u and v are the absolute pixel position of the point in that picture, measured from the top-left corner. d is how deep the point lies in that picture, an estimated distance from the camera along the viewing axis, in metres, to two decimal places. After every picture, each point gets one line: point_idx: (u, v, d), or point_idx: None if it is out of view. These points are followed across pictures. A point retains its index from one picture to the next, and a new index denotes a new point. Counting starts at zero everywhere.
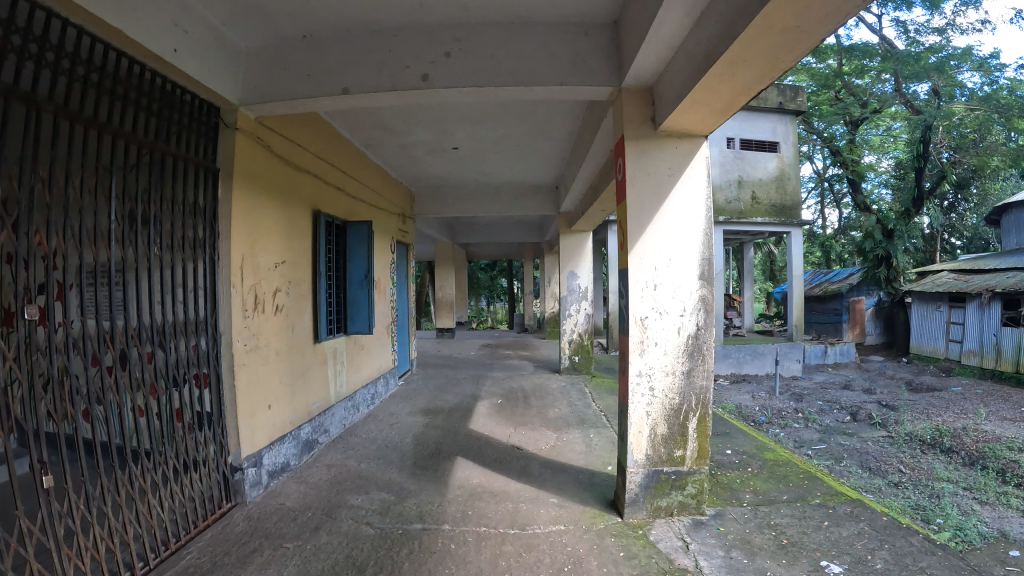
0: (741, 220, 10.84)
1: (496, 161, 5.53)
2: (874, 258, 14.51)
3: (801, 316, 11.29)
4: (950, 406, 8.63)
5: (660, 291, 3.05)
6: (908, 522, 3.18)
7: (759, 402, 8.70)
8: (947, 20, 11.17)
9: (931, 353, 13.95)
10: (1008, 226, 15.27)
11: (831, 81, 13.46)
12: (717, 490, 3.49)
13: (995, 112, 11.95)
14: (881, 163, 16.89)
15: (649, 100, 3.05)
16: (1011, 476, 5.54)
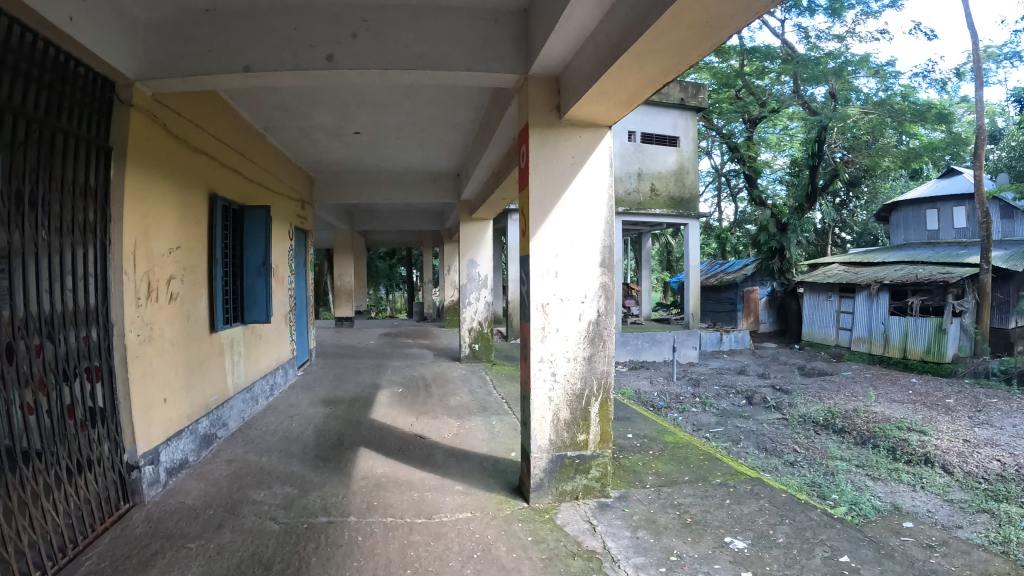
0: (639, 211, 11.02)
1: (402, 147, 5.45)
2: (768, 250, 15.21)
3: (698, 305, 11.66)
4: (841, 390, 9.12)
5: (561, 277, 3.10)
6: (803, 497, 3.36)
7: (657, 387, 8.97)
8: (847, 28, 11.81)
9: (822, 340, 14.73)
10: (896, 223, 16.30)
11: (733, 81, 13.87)
12: (619, 473, 3.57)
13: (888, 116, 12.73)
14: (777, 160, 18.00)
15: (554, 90, 3.07)
16: (902, 454, 5.96)
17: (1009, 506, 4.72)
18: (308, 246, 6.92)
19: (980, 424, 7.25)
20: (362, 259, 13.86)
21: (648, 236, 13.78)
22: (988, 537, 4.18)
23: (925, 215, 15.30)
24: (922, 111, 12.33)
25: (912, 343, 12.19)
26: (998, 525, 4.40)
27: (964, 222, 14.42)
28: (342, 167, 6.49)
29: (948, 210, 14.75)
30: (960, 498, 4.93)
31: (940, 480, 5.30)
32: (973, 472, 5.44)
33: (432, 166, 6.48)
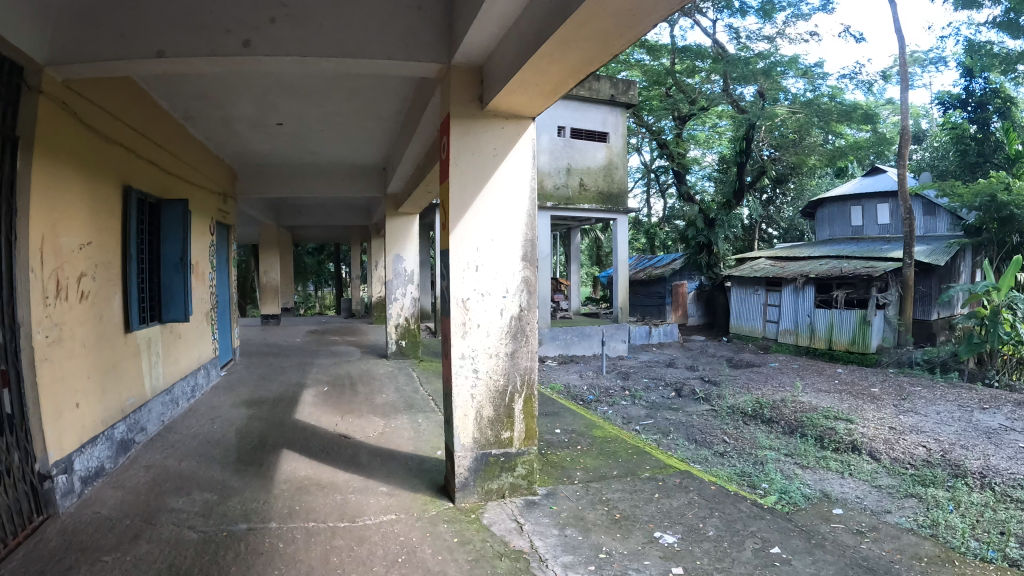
0: (568, 206, 11.10)
1: (328, 139, 5.30)
2: (696, 245, 15.53)
3: (627, 300, 11.79)
4: (768, 380, 9.37)
5: (482, 272, 3.04)
6: (734, 489, 3.39)
7: (587, 381, 9.02)
8: (777, 30, 12.10)
9: (749, 332, 15.14)
10: (822, 219, 16.82)
11: (663, 78, 13.91)
12: (548, 470, 3.54)
13: (816, 117, 12.95)
14: (706, 156, 18.29)
15: (477, 80, 3.01)
16: (829, 442, 6.14)
17: (934, 491, 4.91)
18: (230, 241, 6.68)
19: (904, 412, 7.53)
20: (288, 255, 13.53)
21: (577, 231, 13.85)
22: (916, 521, 4.32)
23: (850, 211, 15.85)
24: (849, 111, 12.60)
25: (837, 335, 12.64)
26: (924, 510, 4.56)
27: (887, 218, 14.96)
28: (265, 159, 6.28)
29: (872, 206, 15.31)
30: (887, 484, 5.10)
31: (868, 467, 5.47)
32: (899, 458, 5.64)
33: (360, 160, 6.33)
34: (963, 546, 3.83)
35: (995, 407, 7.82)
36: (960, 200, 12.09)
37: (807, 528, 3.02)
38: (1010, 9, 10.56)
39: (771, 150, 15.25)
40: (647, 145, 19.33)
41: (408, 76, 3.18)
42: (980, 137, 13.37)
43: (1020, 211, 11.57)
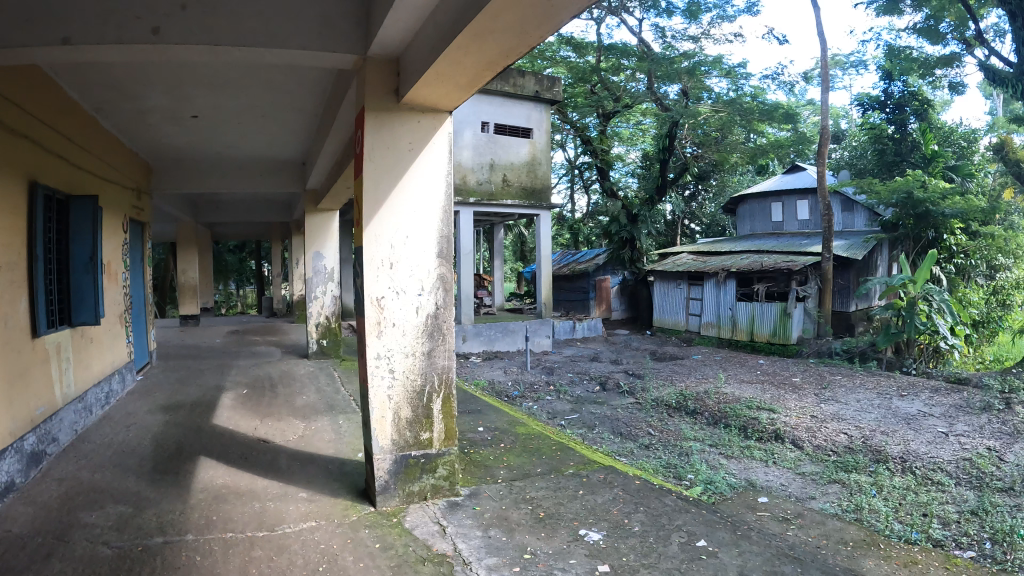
0: (491, 201, 11.02)
1: (246, 133, 5.16)
2: (619, 241, 15.75)
3: (549, 295, 11.83)
4: (691, 372, 9.57)
5: (397, 270, 3.06)
6: (659, 483, 3.55)
7: (511, 377, 9.01)
8: (702, 30, 12.37)
9: (673, 326, 15.37)
10: (743, 215, 17.30)
11: (589, 75, 13.99)
12: (470, 470, 3.58)
13: (737, 115, 13.47)
14: (629, 154, 18.88)
15: (394, 72, 2.99)
16: (753, 431, 6.30)
17: (857, 476, 5.09)
18: (145, 240, 6.42)
19: (825, 400, 7.79)
20: (208, 253, 13.10)
21: (500, 227, 13.86)
22: (840, 506, 4.45)
23: (771, 207, 16.35)
24: (770, 111, 13.28)
25: (758, 327, 13.02)
26: (847, 494, 4.71)
27: (806, 214, 15.62)
28: (180, 153, 6.04)
29: (793, 203, 15.86)
30: (810, 470, 5.27)
31: (792, 455, 5.64)
32: (821, 445, 5.83)
33: (280, 155, 6.18)
34: (887, 529, 3.99)
35: (913, 394, 8.17)
36: (877, 196, 12.71)
37: (730, 519, 3.14)
38: (928, 16, 11.04)
39: (693, 148, 15.57)
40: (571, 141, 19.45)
41: (325, 67, 3.11)
42: (897, 137, 14.01)
43: (934, 207, 12.19)
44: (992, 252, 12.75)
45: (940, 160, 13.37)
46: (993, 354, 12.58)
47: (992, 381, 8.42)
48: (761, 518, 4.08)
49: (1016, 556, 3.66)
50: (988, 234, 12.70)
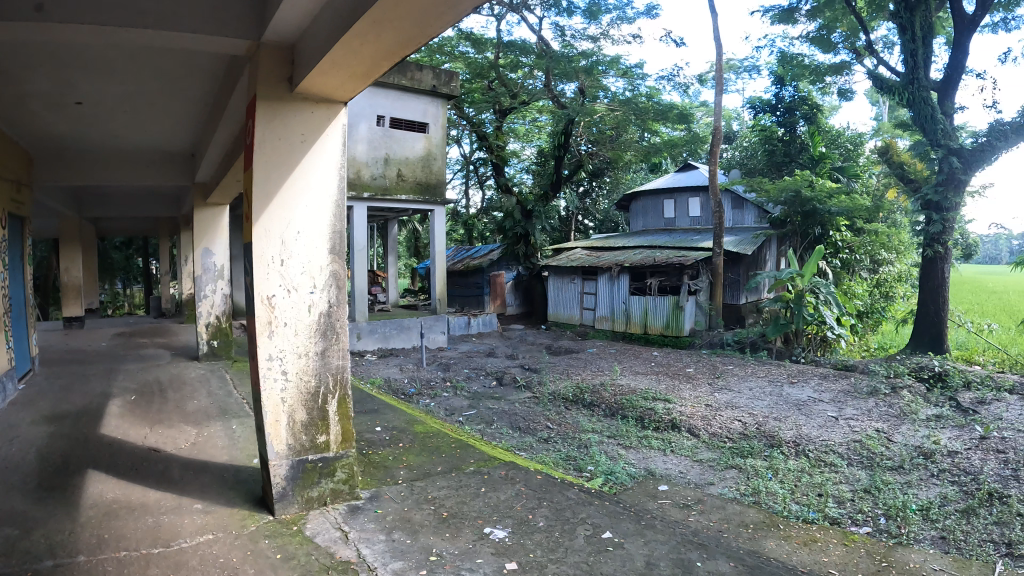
0: (386, 197, 10.43)
1: (135, 122, 4.92)
2: (513, 237, 16.03)
3: (444, 290, 11.50)
4: (588, 366, 9.72)
5: (288, 267, 3.14)
6: (559, 476, 4.10)
7: (408, 374, 8.84)
8: (602, 31, 12.58)
9: (567, 320, 15.70)
10: (635, 212, 17.79)
11: (486, 71, 13.79)
12: (371, 471, 3.87)
13: (632, 115, 13.96)
14: (525, 148, 19.61)
15: (289, 60, 3.02)
16: (649, 422, 6.46)
17: (754, 461, 5.26)
18: (25, 236, 6.00)
19: (719, 389, 8.04)
20: (93, 248, 12.32)
21: (394, 223, 13.49)
22: (739, 490, 4.58)
23: (662, 204, 16.91)
24: (664, 111, 13.77)
25: (651, 320, 13.60)
26: (745, 478, 4.87)
27: (698, 211, 16.21)
28: (63, 143, 5.66)
29: (684, 200, 16.44)
30: (708, 457, 5.43)
31: (689, 443, 5.80)
32: (717, 433, 6.01)
33: (169, 146, 5.90)
34: (786, 510, 4.16)
35: (801, 380, 8.60)
36: (767, 194, 13.11)
37: (633, 510, 3.63)
38: (822, 25, 11.57)
39: (589, 145, 15.92)
40: (467, 137, 19.54)
41: (216, 51, 3.03)
42: (788, 138, 14.64)
43: (821, 205, 12.75)
44: (875, 248, 13.66)
45: (827, 162, 14.05)
46: (878, 342, 13.35)
47: (876, 368, 8.92)
48: (664, 506, 4.17)
49: (909, 530, 3.87)
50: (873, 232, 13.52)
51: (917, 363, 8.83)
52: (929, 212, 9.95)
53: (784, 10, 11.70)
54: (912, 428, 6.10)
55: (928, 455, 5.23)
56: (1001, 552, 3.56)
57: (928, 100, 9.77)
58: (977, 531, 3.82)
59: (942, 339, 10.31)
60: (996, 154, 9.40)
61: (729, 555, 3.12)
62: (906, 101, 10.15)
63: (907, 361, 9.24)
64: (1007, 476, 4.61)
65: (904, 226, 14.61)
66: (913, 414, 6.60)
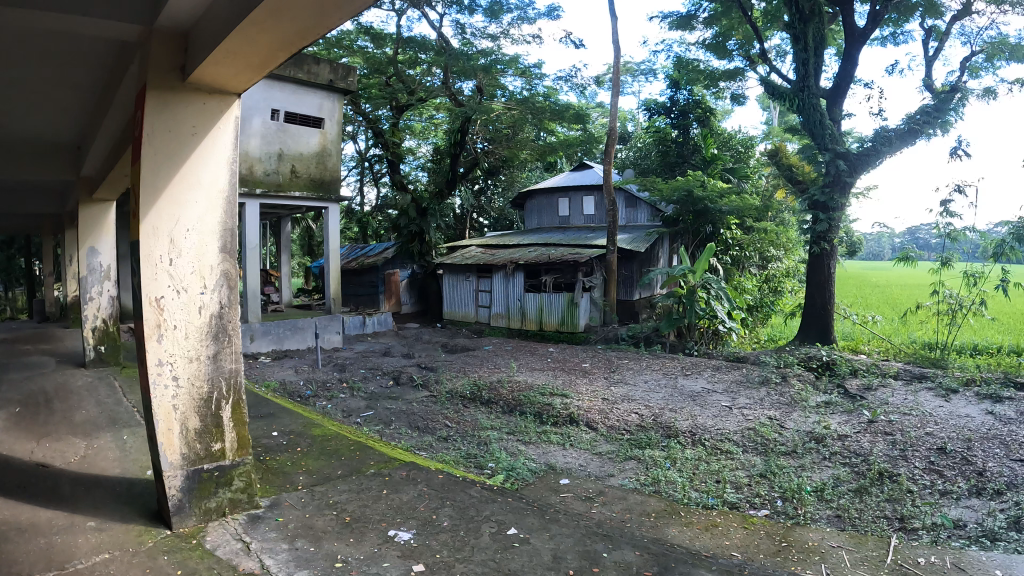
0: (279, 193, 10.05)
1: (11, 111, 4.53)
2: (408, 234, 15.87)
3: (339, 289, 11.21)
4: (485, 363, 9.74)
5: (177, 266, 2.98)
6: (460, 475, 4.10)
7: (303, 376, 8.55)
8: (502, 30, 12.65)
9: (462, 318, 15.66)
10: (530, 210, 18.00)
11: (385, 67, 13.67)
12: (270, 478, 3.73)
13: (528, 114, 14.07)
14: (421, 147, 19.69)
15: (182, 47, 2.86)
16: (547, 417, 6.55)
17: (651, 451, 5.44)
18: None
19: (615, 383, 8.27)
20: None
21: (288, 221, 13.07)
22: (639, 480, 4.71)
23: (557, 202, 17.21)
24: (560, 111, 13.97)
25: (547, 316, 13.79)
26: (644, 469, 5.01)
27: (592, 209, 16.61)
28: None
29: (578, 198, 16.79)
30: (607, 450, 5.56)
31: (588, 437, 5.93)
32: (614, 426, 6.18)
33: (51, 138, 5.47)
34: (686, 497, 4.32)
35: (693, 373, 8.95)
36: (659, 194, 13.54)
37: (536, 505, 3.70)
38: (719, 32, 12.07)
39: (484, 143, 16.01)
40: (362, 132, 19.15)
41: (103, 35, 2.84)
42: (680, 140, 15.18)
43: (712, 205, 13.31)
44: (764, 245, 14.49)
45: (719, 163, 14.86)
46: (767, 334, 14.04)
47: (768, 359, 9.40)
48: (566, 499, 4.24)
49: (805, 511, 4.10)
50: (761, 230, 14.28)
51: (806, 353, 9.37)
52: (817, 212, 10.56)
53: (683, 17, 12.11)
54: (803, 415, 6.48)
55: (820, 440, 5.56)
56: (893, 527, 3.84)
57: (817, 107, 10.35)
58: (869, 508, 4.11)
59: (829, 332, 11.01)
60: (881, 158, 10.16)
61: (634, 543, 3.22)
62: (797, 107, 10.72)
63: (794, 352, 9.77)
64: (892, 456, 5.00)
65: (792, 224, 15.50)
66: (804, 401, 7.01)
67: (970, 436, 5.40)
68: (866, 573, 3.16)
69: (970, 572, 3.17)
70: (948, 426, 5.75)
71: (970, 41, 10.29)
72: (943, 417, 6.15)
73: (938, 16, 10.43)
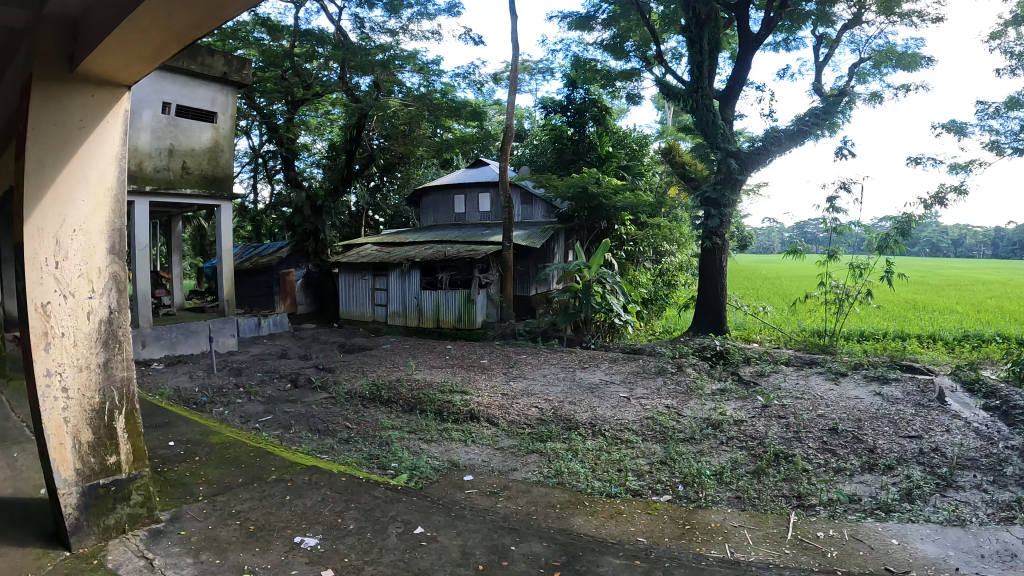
0: (169, 190, 9.55)
1: None
2: (303, 232, 15.45)
3: (232, 291, 10.77)
4: (383, 362, 9.62)
5: (64, 268, 2.79)
6: (362, 476, 4.03)
7: (197, 382, 8.14)
8: (402, 25, 12.50)
9: (359, 317, 15.35)
10: (426, 207, 17.88)
11: (281, 60, 13.17)
12: (168, 490, 3.55)
13: (426, 110, 13.92)
14: (316, 143, 19.28)
15: (71, 36, 2.69)
16: (447, 414, 6.55)
17: (553, 444, 5.54)
18: None
19: (513, 378, 8.37)
20: None
21: (179, 220, 12.45)
22: (542, 473, 4.78)
23: (453, 200, 17.22)
24: (457, 108, 13.93)
25: (444, 314, 13.79)
26: (547, 461, 5.10)
27: (488, 206, 16.71)
28: None
29: (474, 195, 16.84)
30: (508, 445, 5.62)
31: (489, 432, 5.97)
32: (514, 421, 6.24)
33: None
34: (589, 487, 4.43)
35: (590, 365, 9.18)
36: (555, 190, 13.70)
37: (440, 502, 3.70)
38: (616, 34, 12.38)
39: (380, 140, 15.85)
40: (255, 128, 18.44)
41: None
42: (576, 138, 15.47)
43: (606, 201, 13.62)
44: (657, 240, 15.08)
45: (612, 160, 15.31)
46: (662, 326, 14.58)
47: (664, 350, 9.75)
48: (470, 496, 4.24)
49: (706, 494, 4.30)
50: (655, 226, 14.83)
51: (700, 343, 9.77)
52: (709, 208, 10.96)
53: (582, 17, 12.34)
54: (698, 402, 6.77)
55: (717, 426, 5.82)
56: (792, 504, 4.08)
57: (709, 108, 10.86)
58: (766, 488, 4.35)
59: (721, 322, 11.56)
60: (771, 157, 10.78)
61: (540, 536, 3.27)
62: (690, 107, 11.19)
63: (688, 342, 10.17)
64: (787, 438, 5.31)
65: (684, 220, 16.14)
66: (700, 389, 7.32)
67: (860, 416, 5.82)
68: (765, 550, 3.35)
69: (866, 542, 3.44)
70: (837, 408, 6.16)
71: (858, 49, 11.06)
72: (834, 399, 6.59)
73: (830, 25, 11.15)
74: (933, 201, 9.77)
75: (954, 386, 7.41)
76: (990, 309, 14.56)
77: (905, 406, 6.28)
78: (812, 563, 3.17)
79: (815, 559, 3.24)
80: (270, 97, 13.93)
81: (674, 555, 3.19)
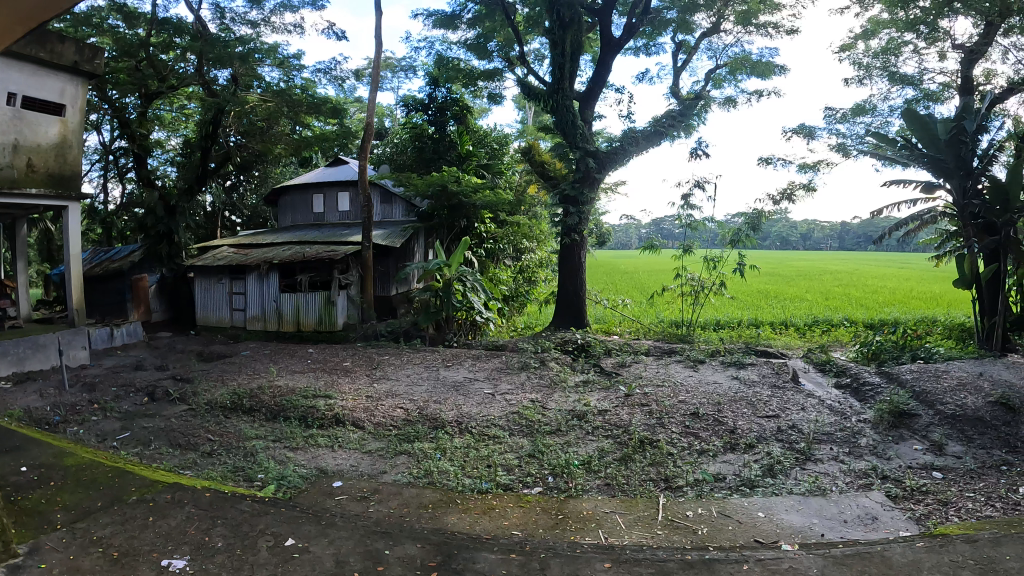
0: (15, 190, 8.50)
1: None
2: (155, 234, 14.42)
3: (82, 299, 9.86)
4: (240, 370, 9.16)
5: None
6: (227, 490, 3.82)
7: (48, 400, 7.39)
8: (263, 17, 11.97)
9: (217, 322, 14.52)
10: (284, 206, 17.21)
11: (135, 50, 12.21)
12: (22, 520, 3.21)
13: (285, 106, 13.37)
14: (169, 139, 18.38)
15: None
16: (312, 420, 6.35)
17: (420, 444, 5.51)
18: None
19: (377, 379, 8.29)
20: None
21: (24, 223, 11.28)
22: (412, 474, 4.74)
23: (312, 199, 16.66)
24: (317, 104, 13.37)
25: (304, 317, 13.33)
26: (416, 462, 5.06)
27: (346, 205, 16.33)
28: None
29: (334, 194, 16.39)
30: (376, 447, 5.53)
31: (356, 436, 5.84)
32: (381, 423, 6.15)
33: None
34: (460, 485, 4.45)
35: (454, 363, 9.21)
36: (415, 189, 13.48)
37: (309, 511, 3.57)
38: (480, 34, 12.46)
39: (236, 136, 15.16)
40: (105, 121, 17.06)
41: None
42: (437, 136, 15.41)
43: (465, 198, 13.51)
44: (516, 238, 15.37)
45: (472, 159, 15.44)
46: (523, 321, 14.90)
47: (526, 345, 9.87)
48: (342, 502, 4.14)
49: (577, 483, 4.44)
50: (513, 224, 15.06)
51: (562, 338, 10.00)
52: (568, 206, 11.30)
53: (447, 16, 12.32)
54: (563, 395, 6.97)
55: (581, 417, 6.01)
56: (661, 487, 4.30)
57: (570, 109, 11.16)
58: (635, 473, 4.55)
59: (581, 316, 11.91)
60: (627, 156, 11.24)
61: (413, 537, 3.23)
62: (551, 107, 11.46)
63: (549, 337, 10.39)
64: (651, 425, 5.57)
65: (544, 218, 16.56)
66: (564, 382, 7.53)
67: (720, 400, 6.23)
68: (638, 533, 3.50)
69: (734, 518, 3.68)
70: (698, 393, 6.55)
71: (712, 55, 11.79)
72: (693, 385, 7.00)
73: (689, 33, 11.81)
74: (781, 198, 10.59)
75: (807, 368, 8.06)
76: (835, 296, 16.01)
77: (761, 388, 6.77)
78: (685, 541, 3.37)
79: (687, 537, 3.43)
80: (123, 89, 12.91)
81: (549, 546, 3.26)
